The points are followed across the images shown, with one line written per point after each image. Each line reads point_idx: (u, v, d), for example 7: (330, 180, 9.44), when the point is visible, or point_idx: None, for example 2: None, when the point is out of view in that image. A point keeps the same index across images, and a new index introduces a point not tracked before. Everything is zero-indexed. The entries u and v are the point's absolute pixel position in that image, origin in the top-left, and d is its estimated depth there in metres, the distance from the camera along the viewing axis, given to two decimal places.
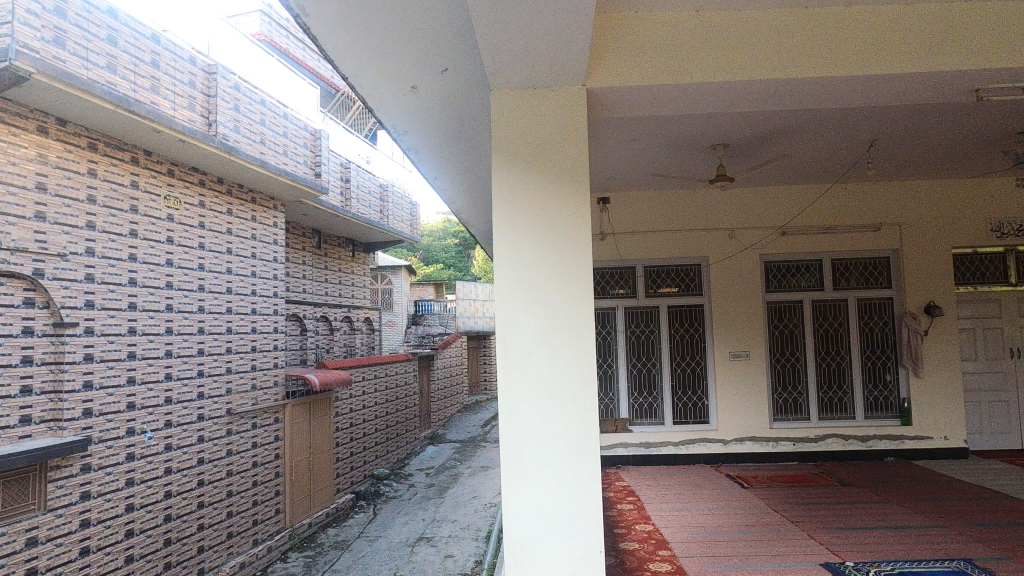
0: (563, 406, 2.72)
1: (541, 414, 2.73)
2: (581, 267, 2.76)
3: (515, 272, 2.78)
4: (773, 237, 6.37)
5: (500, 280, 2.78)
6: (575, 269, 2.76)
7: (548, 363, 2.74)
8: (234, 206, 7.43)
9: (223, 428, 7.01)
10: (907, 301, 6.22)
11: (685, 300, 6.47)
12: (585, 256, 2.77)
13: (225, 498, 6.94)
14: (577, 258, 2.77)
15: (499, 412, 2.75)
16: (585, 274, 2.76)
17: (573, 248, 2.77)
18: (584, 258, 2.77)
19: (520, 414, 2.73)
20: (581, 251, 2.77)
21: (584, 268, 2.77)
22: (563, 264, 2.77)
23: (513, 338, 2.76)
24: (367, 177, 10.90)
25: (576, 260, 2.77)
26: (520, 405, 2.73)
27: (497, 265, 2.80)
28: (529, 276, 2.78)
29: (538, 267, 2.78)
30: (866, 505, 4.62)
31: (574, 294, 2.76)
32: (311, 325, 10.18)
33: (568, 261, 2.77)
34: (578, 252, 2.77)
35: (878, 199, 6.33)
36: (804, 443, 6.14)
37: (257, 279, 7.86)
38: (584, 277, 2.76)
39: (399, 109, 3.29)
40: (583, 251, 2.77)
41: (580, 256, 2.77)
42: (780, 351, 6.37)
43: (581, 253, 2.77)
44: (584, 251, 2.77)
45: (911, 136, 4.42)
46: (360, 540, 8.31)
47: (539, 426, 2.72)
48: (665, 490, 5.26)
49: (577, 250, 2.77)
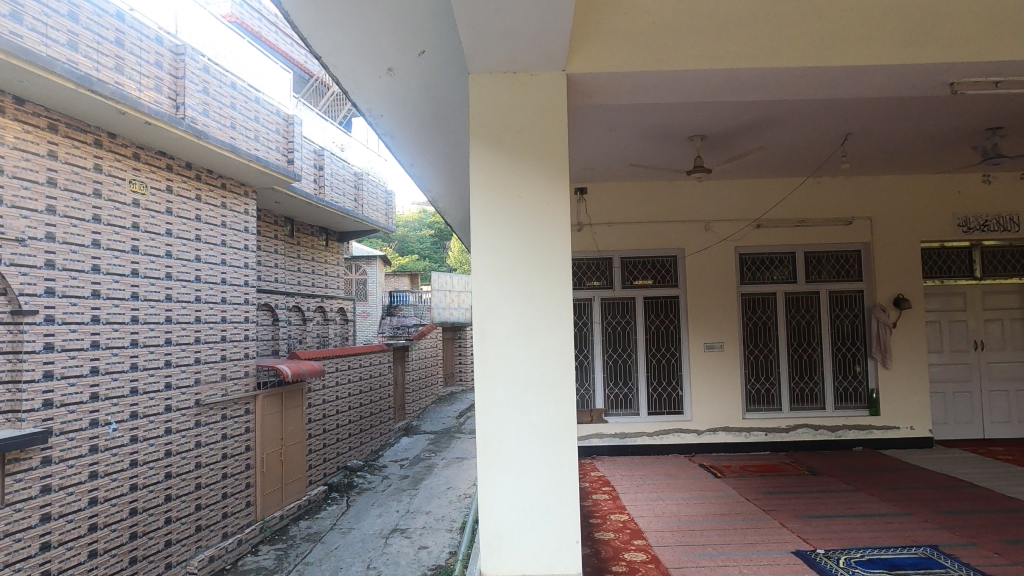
0: (541, 397, 2.69)
1: (518, 405, 2.69)
2: (560, 255, 2.73)
3: (494, 261, 2.74)
4: (748, 230, 6.42)
5: (478, 269, 2.74)
6: (554, 258, 2.73)
7: (526, 353, 2.71)
8: (203, 192, 7.23)
9: (192, 420, 6.84)
10: (877, 293, 6.33)
11: (661, 292, 6.49)
12: (564, 244, 2.74)
13: (194, 491, 6.79)
14: (557, 246, 2.74)
15: (476, 402, 2.71)
16: (564, 262, 2.73)
17: (552, 237, 2.74)
18: (563, 246, 2.74)
19: (498, 405, 2.69)
20: (560, 239, 2.73)
21: (563, 257, 2.73)
22: (542, 252, 2.74)
23: (491, 327, 2.72)
24: (341, 165, 10.72)
25: (556, 248, 2.74)
26: (497, 395, 2.69)
27: (474, 253, 2.76)
28: (507, 264, 2.74)
29: (517, 255, 2.74)
30: (835, 493, 4.70)
31: (552, 284, 2.72)
32: (283, 315, 10.00)
33: (547, 249, 2.74)
34: (557, 240, 2.73)
35: (851, 194, 6.42)
36: (775, 433, 6.23)
37: (227, 268, 7.68)
38: (562, 266, 2.73)
39: (375, 92, 3.21)
40: (562, 239, 2.74)
41: (559, 244, 2.74)
42: (753, 343, 6.44)
43: (560, 242, 2.74)
44: (563, 239, 2.73)
45: (885, 130, 4.47)
46: (332, 532, 8.22)
47: (517, 417, 2.69)
48: (639, 480, 5.28)
49: (556, 238, 2.74)
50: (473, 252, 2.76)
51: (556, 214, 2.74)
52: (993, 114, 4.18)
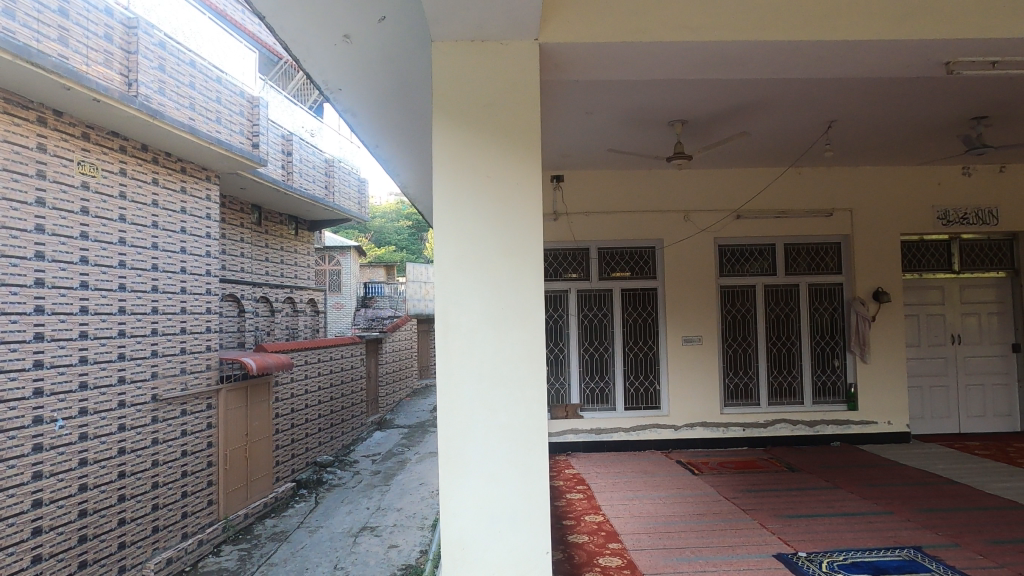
0: (509, 396, 2.47)
1: (484, 404, 2.47)
2: (531, 241, 2.51)
3: (459, 246, 2.51)
4: (728, 220, 6.27)
5: (442, 256, 2.51)
6: (524, 244, 2.51)
7: (494, 348, 2.48)
8: (160, 175, 6.85)
9: (148, 416, 6.50)
10: (856, 286, 6.23)
11: (639, 284, 6.32)
12: (537, 229, 2.52)
13: (150, 490, 6.47)
14: (529, 231, 2.52)
15: (437, 402, 2.48)
16: (536, 249, 2.52)
17: (523, 221, 2.51)
18: (535, 232, 2.52)
19: (463, 404, 2.47)
20: (532, 224, 2.52)
21: (535, 244, 2.52)
22: (512, 238, 2.51)
23: (455, 320, 2.49)
24: (311, 151, 10.36)
25: (528, 233, 2.52)
26: (462, 393, 2.47)
27: (437, 239, 2.52)
28: (474, 251, 2.51)
29: (483, 242, 2.51)
30: (814, 491, 4.58)
31: (523, 273, 2.51)
32: (250, 306, 9.64)
33: (517, 235, 2.51)
34: (529, 225, 2.52)
35: (831, 184, 6.30)
36: (753, 428, 6.11)
37: (187, 256, 7.31)
38: (534, 254, 2.51)
39: (331, 62, 2.95)
40: (534, 224, 2.52)
41: (531, 229, 2.52)
42: (731, 337, 6.31)
43: (532, 226, 2.52)
44: (535, 224, 2.52)
45: (870, 116, 4.33)
46: (299, 531, 7.95)
47: (484, 417, 2.47)
48: (615, 478, 5.11)
49: (528, 222, 2.51)
50: (436, 238, 2.52)
51: (527, 197, 2.52)
52: (980, 100, 4.06)
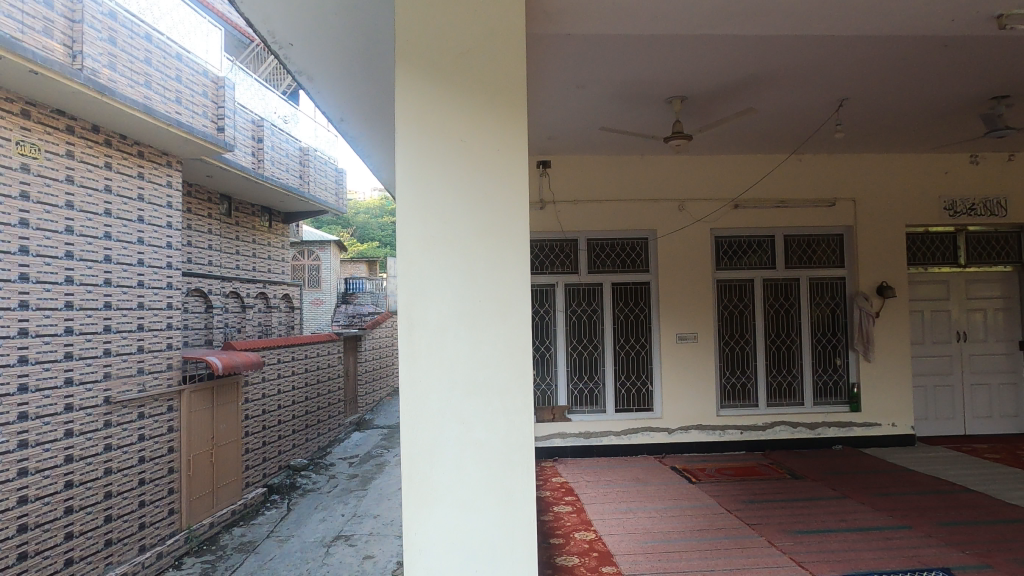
0: (486, 407, 2.05)
1: (457, 416, 2.04)
2: (514, 221, 2.09)
3: (427, 225, 2.07)
4: (725, 210, 5.89)
5: (406, 236, 2.07)
6: (508, 225, 2.08)
7: (469, 350, 2.05)
8: (113, 160, 6.31)
9: (100, 420, 5.99)
10: (860, 281, 5.89)
11: (631, 277, 5.91)
12: (521, 207, 2.09)
13: (102, 501, 5.96)
14: (513, 209, 2.09)
15: (400, 415, 2.05)
16: (521, 230, 2.09)
17: (504, 196, 2.08)
18: (521, 209, 2.09)
19: (431, 417, 2.04)
20: (514, 197, 2.09)
21: (519, 223, 2.09)
22: (492, 217, 2.08)
23: (424, 315, 2.06)
24: (284, 139, 9.85)
25: (512, 211, 2.09)
26: (431, 404, 2.04)
27: (400, 216, 2.08)
28: (445, 231, 2.08)
29: (456, 220, 2.08)
30: (822, 501, 4.22)
31: (505, 259, 2.08)
32: (219, 302, 9.09)
33: (498, 213, 2.08)
34: (511, 200, 2.09)
35: (833, 172, 5.95)
36: (751, 431, 5.74)
37: (145, 247, 6.77)
38: (518, 235, 2.09)
39: (279, 6, 2.50)
40: (519, 198, 2.09)
41: (516, 207, 2.09)
42: (728, 334, 5.93)
43: (517, 202, 2.09)
44: (520, 199, 2.09)
45: (887, 89, 3.98)
46: (269, 540, 7.46)
47: (456, 433, 2.04)
48: (606, 488, 4.70)
49: (512, 196, 2.09)
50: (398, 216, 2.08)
51: (511, 168, 2.09)
52: (1009, 72, 3.70)
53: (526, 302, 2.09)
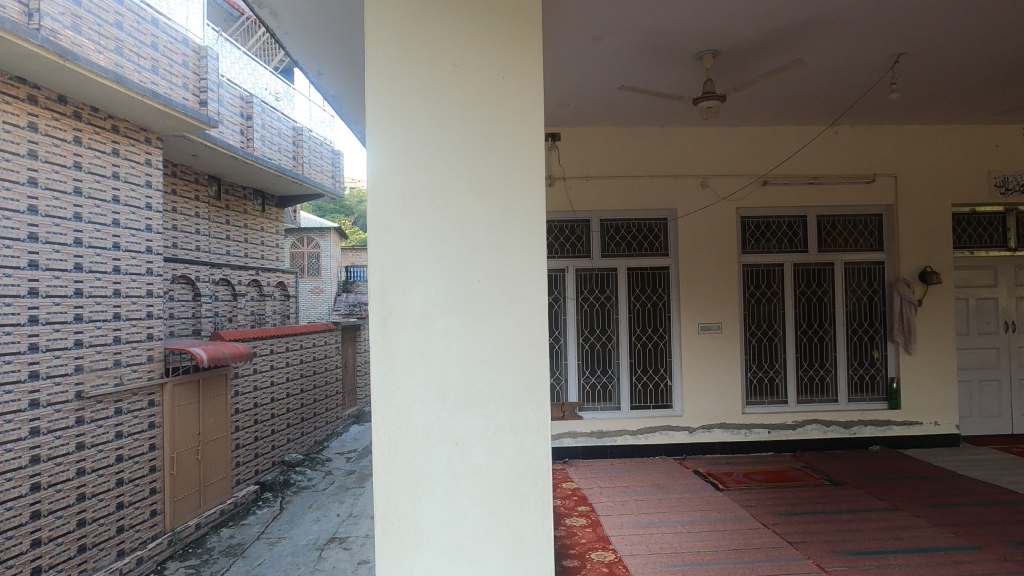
0: (485, 423, 1.54)
1: (451, 435, 1.54)
2: (523, 177, 1.57)
3: (409, 183, 1.56)
4: (752, 187, 5.34)
5: (383, 198, 1.55)
6: (516, 178, 1.57)
7: (464, 349, 1.54)
8: (83, 134, 5.78)
9: (71, 417, 5.52)
10: (900, 266, 5.35)
11: (648, 262, 5.38)
12: (534, 155, 1.58)
13: (75, 504, 5.51)
14: (524, 157, 1.57)
15: (374, 435, 1.54)
16: (535, 184, 1.58)
17: (511, 141, 1.57)
18: (534, 157, 1.58)
19: (415, 437, 1.53)
20: (523, 141, 1.57)
21: (532, 177, 1.58)
22: (496, 166, 1.57)
23: (404, 301, 1.54)
24: (276, 117, 9.32)
25: (522, 160, 1.57)
26: (414, 420, 1.53)
27: (373, 172, 1.56)
28: (433, 190, 1.56)
29: (448, 176, 1.56)
30: (871, 514, 3.71)
31: (513, 226, 1.57)
32: (207, 290, 8.57)
33: (502, 165, 1.57)
34: (522, 144, 1.57)
35: (870, 146, 5.39)
36: (780, 430, 5.24)
37: (121, 230, 6.26)
38: (529, 191, 1.57)
39: None
40: (532, 142, 1.58)
41: (527, 154, 1.57)
42: (754, 324, 5.40)
43: (529, 148, 1.58)
44: (532, 144, 1.58)
45: (954, 37, 3.45)
46: (258, 543, 7.01)
47: (447, 457, 1.53)
48: (624, 497, 4.19)
49: (521, 140, 1.57)
50: (368, 165, 1.56)
51: (520, 104, 1.57)
52: None
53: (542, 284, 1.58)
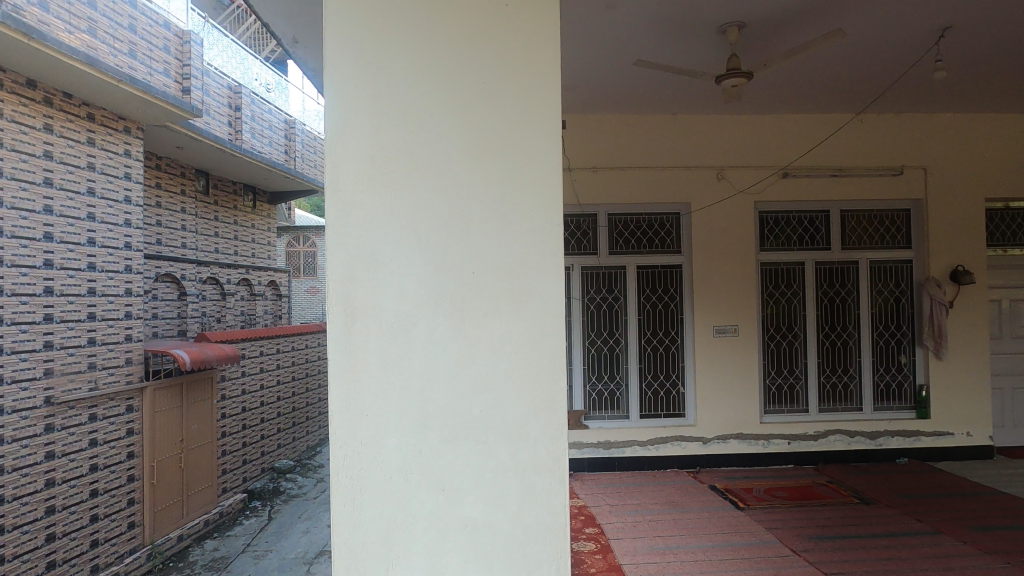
0: (481, 461, 1.17)
1: (437, 478, 1.16)
2: (535, 137, 1.20)
3: (384, 144, 1.19)
4: (772, 180, 4.96)
5: (350, 163, 1.18)
6: (528, 135, 1.20)
7: (456, 362, 1.17)
8: (55, 122, 5.40)
9: (40, 424, 5.13)
10: (929, 264, 4.97)
11: (659, 259, 5.01)
12: (551, 104, 1.21)
13: (43, 517, 5.13)
14: (536, 108, 1.20)
15: (335, 478, 1.17)
16: (552, 143, 1.20)
17: (518, 87, 1.20)
18: (551, 106, 1.21)
19: (387, 479, 1.16)
20: (537, 87, 1.20)
21: (546, 135, 1.20)
22: (500, 119, 1.20)
23: (372, 300, 1.17)
24: (267, 109, 8.93)
25: (535, 112, 1.20)
26: (388, 457, 1.16)
27: (339, 129, 1.19)
28: (415, 152, 1.19)
29: (435, 135, 1.19)
30: (911, 540, 3.35)
31: (521, 200, 1.19)
32: (194, 288, 8.18)
33: (508, 120, 1.20)
34: (534, 93, 1.20)
35: (898, 135, 5.02)
36: (800, 440, 4.87)
37: (96, 225, 5.88)
38: (545, 152, 1.20)
39: None
40: (548, 87, 1.20)
41: (542, 103, 1.20)
42: (774, 328, 5.03)
43: (545, 94, 1.21)
44: (549, 90, 1.21)
45: (1010, 9, 3.08)
46: (243, 556, 6.64)
47: (431, 506, 1.16)
48: (635, 517, 3.81)
49: (536, 86, 1.20)
50: (326, 122, 1.20)
51: (533, 39, 1.21)
52: None
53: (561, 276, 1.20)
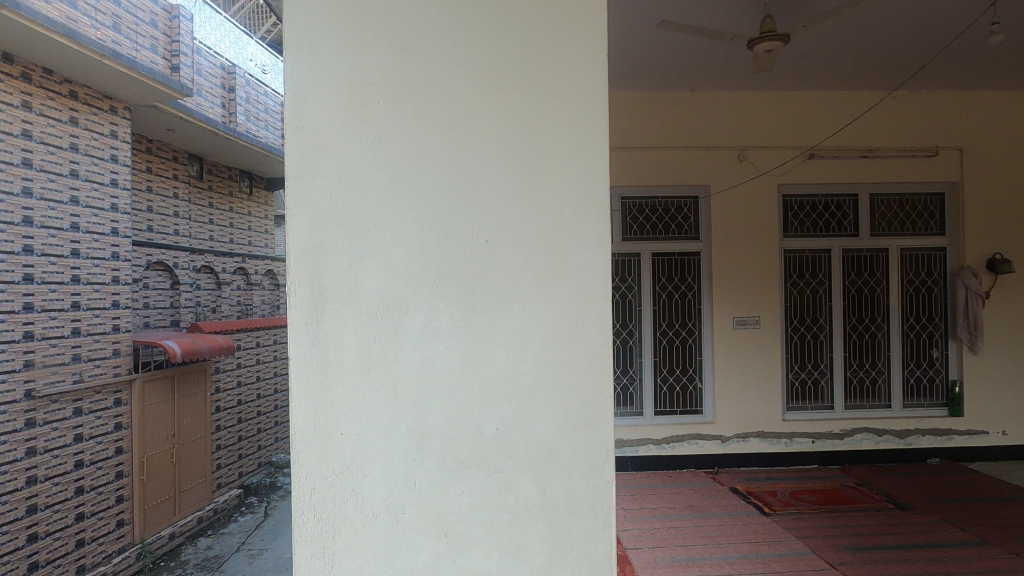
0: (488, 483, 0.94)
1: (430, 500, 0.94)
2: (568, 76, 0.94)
3: (369, 82, 0.94)
4: (797, 161, 4.64)
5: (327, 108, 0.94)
6: (558, 76, 0.94)
7: (460, 360, 0.94)
8: (34, 99, 5.07)
9: (20, 419, 4.85)
10: (965, 252, 4.65)
11: (675, 246, 4.70)
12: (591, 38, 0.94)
13: (24, 517, 4.86)
14: (570, 41, 0.94)
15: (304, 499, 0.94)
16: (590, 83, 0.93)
17: (550, 12, 0.94)
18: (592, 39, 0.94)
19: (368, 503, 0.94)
20: (575, 13, 0.94)
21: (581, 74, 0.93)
22: (521, 55, 0.94)
23: (348, 279, 0.94)
24: (263, 91, 8.61)
25: (570, 46, 0.94)
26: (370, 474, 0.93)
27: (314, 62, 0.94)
28: (410, 92, 0.94)
29: (437, 72, 0.94)
30: (956, 552, 3.05)
31: (547, 157, 0.94)
32: (188, 277, 7.89)
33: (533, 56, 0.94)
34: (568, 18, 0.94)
35: (933, 113, 4.69)
36: (825, 439, 4.58)
37: (80, 209, 5.58)
38: (583, 97, 0.93)
39: None
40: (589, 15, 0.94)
41: (579, 36, 0.94)
42: (797, 319, 4.72)
43: (587, 22, 0.94)
44: (588, 20, 0.94)
45: None
46: (238, 554, 6.44)
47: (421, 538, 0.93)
48: (652, 523, 3.52)
49: (575, 11, 0.94)
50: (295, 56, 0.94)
51: None
52: None
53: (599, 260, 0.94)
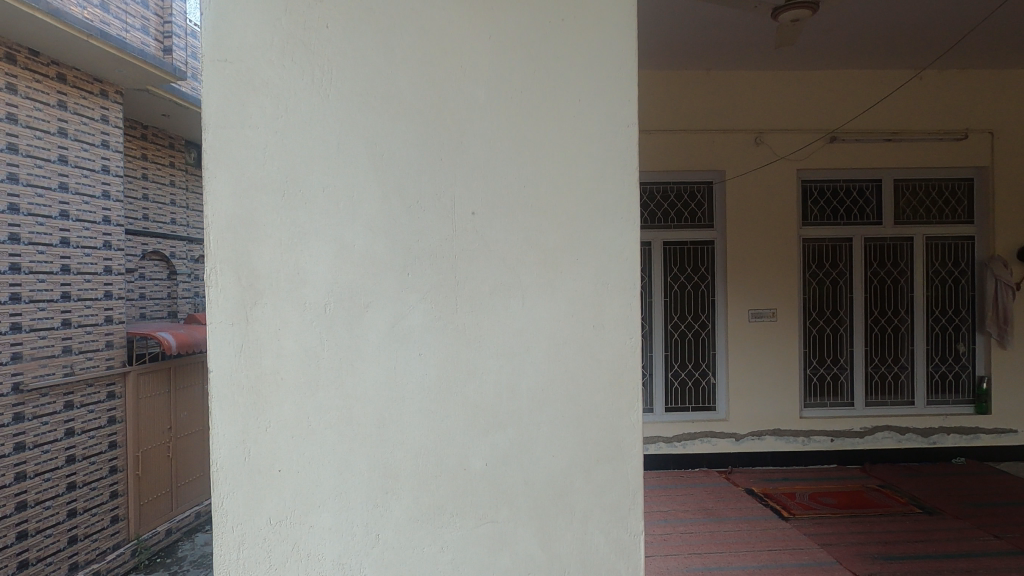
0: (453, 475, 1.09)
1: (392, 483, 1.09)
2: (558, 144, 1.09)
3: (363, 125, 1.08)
4: (817, 145, 4.39)
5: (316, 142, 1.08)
6: (548, 143, 1.09)
7: (410, 350, 1.08)
8: (19, 81, 4.86)
9: (7, 414, 4.68)
10: (995, 240, 4.40)
11: (688, 235, 4.46)
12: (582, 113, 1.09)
13: (14, 515, 4.72)
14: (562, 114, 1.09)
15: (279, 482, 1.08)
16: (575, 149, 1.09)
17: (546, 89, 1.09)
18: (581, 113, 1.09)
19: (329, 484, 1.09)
20: (574, 88, 1.09)
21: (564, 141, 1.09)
22: (514, 122, 1.09)
23: (292, 264, 1.08)
24: None
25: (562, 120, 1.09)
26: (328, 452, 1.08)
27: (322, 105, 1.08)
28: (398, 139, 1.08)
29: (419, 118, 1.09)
30: (992, 561, 2.84)
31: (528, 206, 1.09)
32: (184, 267, 7.70)
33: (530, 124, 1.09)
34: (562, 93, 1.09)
35: (963, 93, 4.43)
36: (844, 438, 4.36)
37: (70, 197, 5.38)
38: (569, 165, 1.09)
39: None
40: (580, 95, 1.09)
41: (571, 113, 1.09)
42: (816, 311, 4.48)
43: (576, 101, 1.09)
44: (578, 98, 1.09)
45: None
46: None
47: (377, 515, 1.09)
48: (664, 528, 3.32)
49: (570, 94, 1.09)
50: (304, 99, 1.08)
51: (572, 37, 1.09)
52: None
53: (570, 290, 1.09)
